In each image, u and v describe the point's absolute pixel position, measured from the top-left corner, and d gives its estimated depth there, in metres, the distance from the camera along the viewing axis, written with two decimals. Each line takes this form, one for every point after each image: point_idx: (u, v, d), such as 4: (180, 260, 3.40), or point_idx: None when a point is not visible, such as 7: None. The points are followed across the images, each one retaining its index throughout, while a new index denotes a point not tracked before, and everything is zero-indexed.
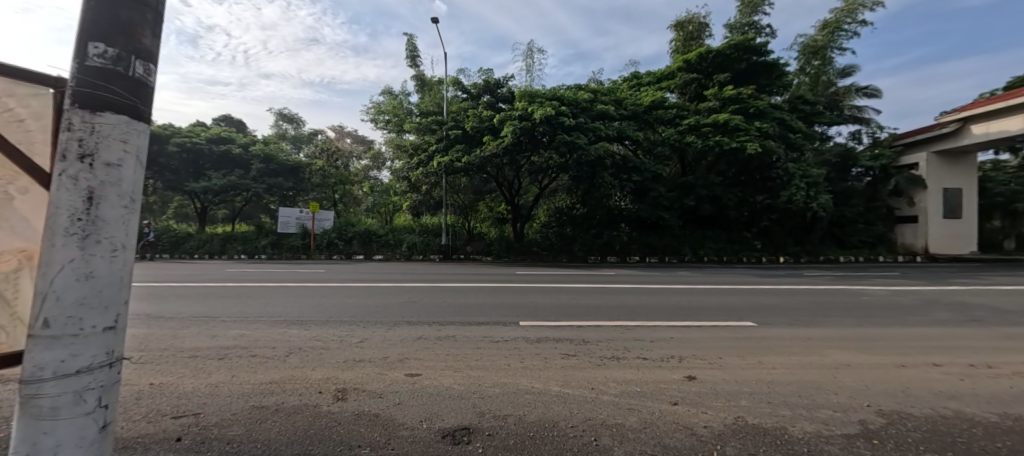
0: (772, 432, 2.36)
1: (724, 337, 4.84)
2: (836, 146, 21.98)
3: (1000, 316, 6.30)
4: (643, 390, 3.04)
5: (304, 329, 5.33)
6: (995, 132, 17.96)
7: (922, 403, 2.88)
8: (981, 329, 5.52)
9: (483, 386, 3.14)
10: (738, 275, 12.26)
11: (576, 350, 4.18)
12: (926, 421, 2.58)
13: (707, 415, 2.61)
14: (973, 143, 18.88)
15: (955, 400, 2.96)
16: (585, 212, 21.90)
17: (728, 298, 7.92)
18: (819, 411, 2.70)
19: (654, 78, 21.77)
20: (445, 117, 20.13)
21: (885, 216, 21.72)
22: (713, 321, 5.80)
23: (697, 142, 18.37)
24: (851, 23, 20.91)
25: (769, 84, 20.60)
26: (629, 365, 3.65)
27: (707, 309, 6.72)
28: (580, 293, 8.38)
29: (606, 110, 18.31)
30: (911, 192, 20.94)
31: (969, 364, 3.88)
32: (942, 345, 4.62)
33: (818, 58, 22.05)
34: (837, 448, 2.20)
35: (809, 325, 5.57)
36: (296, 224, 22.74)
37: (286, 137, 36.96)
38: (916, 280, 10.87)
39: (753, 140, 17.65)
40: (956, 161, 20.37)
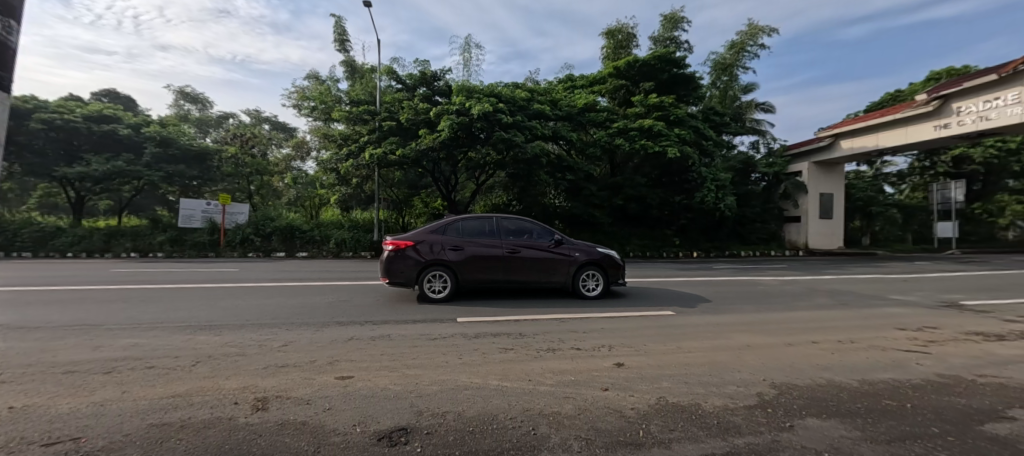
0: (688, 409, 2.62)
1: (649, 326, 5.25)
2: (740, 154, 24.82)
3: (860, 300, 7.62)
4: (577, 379, 3.19)
5: (215, 334, 4.77)
6: (857, 147, 21.47)
7: (805, 375, 3.39)
8: (845, 311, 6.64)
9: (420, 385, 3.07)
10: (660, 269, 13.33)
11: (514, 344, 4.25)
12: (807, 389, 3.05)
13: (633, 397, 2.82)
14: (842, 156, 22.43)
15: (827, 371, 3.54)
16: (521, 209, 22.31)
17: (651, 291, 8.58)
18: (726, 387, 3.06)
19: (587, 82, 22.86)
20: (378, 107, 19.25)
21: (777, 216, 25.04)
22: (639, 311, 6.26)
23: (625, 144, 19.58)
24: (753, 46, 23.71)
25: (686, 95, 22.62)
26: (563, 356, 3.81)
27: (634, 301, 7.23)
28: (517, 288, 8.52)
29: (542, 110, 18.77)
30: (796, 196, 24.38)
31: (838, 340, 4.65)
32: (818, 325, 5.48)
33: (727, 74, 24.68)
34: (741, 418, 2.51)
35: (719, 313, 6.26)
36: (201, 217, 20.39)
37: (189, 119, 32.62)
38: (799, 271, 12.72)
39: (673, 145, 19.24)
40: (829, 170, 24.09)
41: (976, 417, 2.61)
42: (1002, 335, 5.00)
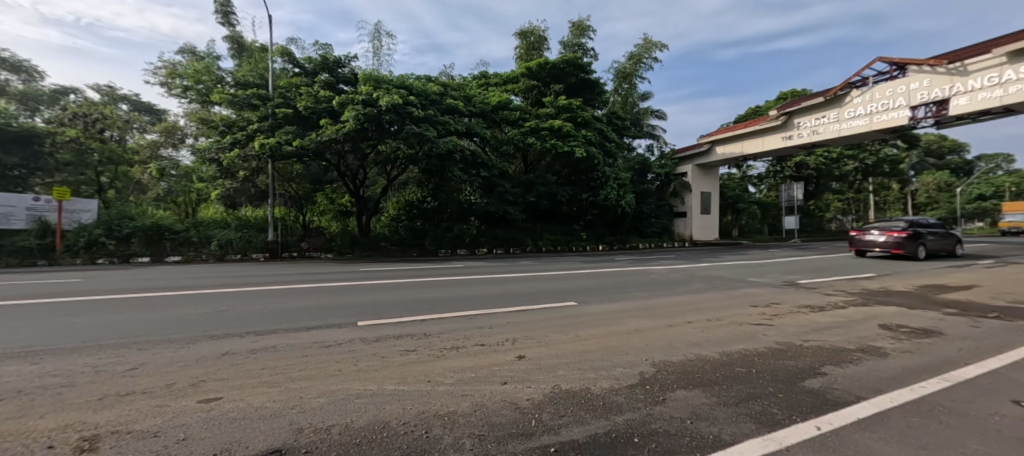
0: (579, 394, 2.78)
1: (551, 317, 5.50)
2: (637, 156, 27.35)
3: (727, 284, 8.93)
4: (476, 375, 3.18)
5: (32, 363, 3.79)
6: (728, 152, 25.05)
7: (678, 352, 3.84)
8: (715, 293, 7.73)
9: (305, 399, 2.78)
10: (568, 263, 14.10)
11: (417, 345, 4.11)
12: (678, 365, 3.45)
13: (530, 388, 2.90)
14: (717, 160, 26.00)
15: (696, 346, 4.06)
16: (435, 205, 21.90)
17: (558, 283, 9.04)
18: (614, 369, 3.32)
19: (500, 81, 23.23)
20: (271, 92, 17.29)
21: (667, 212, 28.19)
22: (544, 303, 6.54)
23: (536, 143, 20.28)
24: (648, 58, 26.24)
25: (592, 99, 24.19)
26: (466, 353, 3.79)
27: (541, 294, 7.54)
28: (428, 287, 8.31)
29: (455, 105, 18.55)
30: (682, 194, 27.69)
31: (707, 319, 5.38)
32: (693, 307, 6.29)
33: (627, 82, 26.98)
34: (624, 397, 2.73)
35: (614, 301, 6.83)
36: (25, 216, 16.31)
37: (6, 91, 25.70)
38: (683, 261, 14.48)
39: (580, 145, 20.43)
40: (708, 172, 27.79)
41: (800, 375, 3.20)
42: (821, 306, 6.26)
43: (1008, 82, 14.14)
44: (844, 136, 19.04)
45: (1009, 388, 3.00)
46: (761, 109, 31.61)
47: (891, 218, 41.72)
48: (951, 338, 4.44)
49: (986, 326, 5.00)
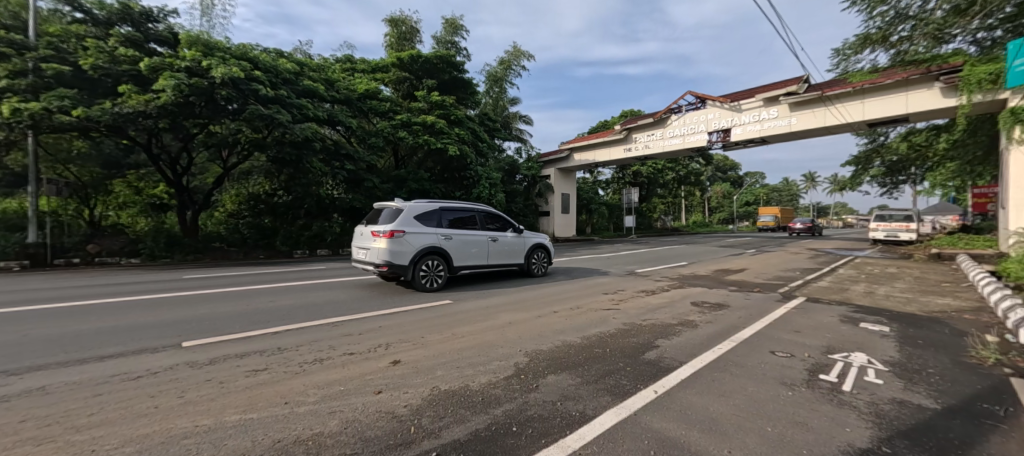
0: (458, 393, 2.77)
1: (426, 317, 5.37)
2: (507, 157, 28.72)
3: (583, 275, 10.09)
4: (346, 388, 2.90)
5: None
6: (583, 159, 28.27)
7: (547, 340, 4.17)
8: (574, 284, 8.66)
9: (101, 452, 2.10)
10: None
11: (269, 363, 3.53)
12: (547, 352, 3.75)
13: (407, 394, 2.77)
14: (574, 165, 29.10)
15: (561, 333, 4.48)
16: (289, 200, 19.18)
17: (432, 282, 8.88)
18: (490, 363, 3.41)
19: (368, 68, 21.74)
20: (34, 40, 12.70)
21: (534, 211, 30.42)
22: (418, 304, 6.35)
23: (408, 138, 19.50)
24: (516, 66, 27.82)
25: (465, 98, 24.42)
26: (333, 365, 3.42)
27: (414, 294, 7.31)
28: (280, 295, 7.21)
29: (315, 88, 16.51)
30: (546, 194, 30.19)
31: (569, 307, 5.99)
32: (556, 297, 6.93)
33: (498, 86, 28.10)
34: (500, 389, 2.84)
35: (487, 296, 7.05)
36: None
37: None
38: None
39: (453, 143, 20.40)
40: (567, 175, 30.94)
41: (641, 349, 3.82)
42: (652, 290, 7.58)
43: (764, 120, 19.42)
44: (667, 151, 23.39)
45: (766, 342, 4.16)
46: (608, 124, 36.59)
47: (695, 218, 53.29)
48: (733, 309, 5.90)
49: (753, 298, 6.81)
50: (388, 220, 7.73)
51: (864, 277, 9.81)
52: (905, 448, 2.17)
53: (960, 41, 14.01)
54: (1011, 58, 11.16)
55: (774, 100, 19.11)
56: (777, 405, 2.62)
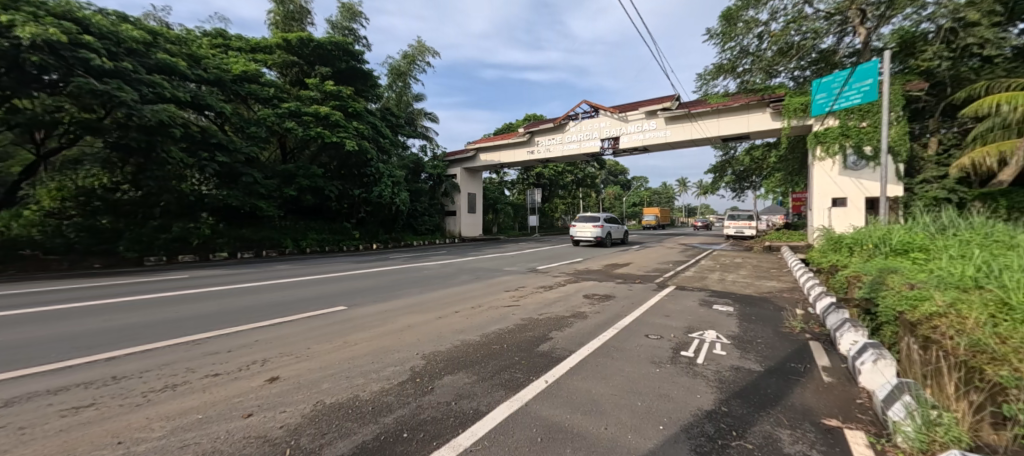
0: (345, 405, 2.58)
1: (315, 326, 4.92)
2: (412, 155, 27.73)
3: (487, 274, 10.24)
4: (206, 415, 2.50)
5: None
6: (488, 160, 28.67)
7: (446, 341, 4.13)
8: (477, 283, 8.75)
9: None
10: (338, 264, 12.95)
11: (98, 396, 2.87)
12: (446, 353, 3.72)
13: (284, 413, 2.50)
14: (480, 165, 29.31)
15: (461, 333, 4.48)
16: (139, 196, 15.88)
17: (324, 287, 8.16)
18: (384, 370, 3.27)
19: (246, 46, 19.08)
20: None
21: (440, 211, 29.90)
22: (306, 312, 5.77)
23: (297, 129, 17.57)
24: (421, 61, 27.02)
25: (365, 90, 22.88)
26: (190, 390, 2.91)
27: (301, 302, 6.62)
28: (121, 311, 5.91)
29: (174, 64, 13.91)
30: (452, 194, 29.90)
31: (471, 307, 6.02)
32: (459, 297, 6.92)
33: (401, 80, 26.93)
34: (393, 396, 2.73)
35: (386, 300, 6.72)
36: None
37: None
38: (453, 255, 15.71)
39: (350, 138, 18.97)
40: (473, 175, 31.06)
41: (536, 342, 4.02)
42: (550, 286, 8.03)
43: (646, 131, 21.91)
44: (565, 155, 24.98)
45: (642, 327, 4.71)
46: (512, 126, 37.74)
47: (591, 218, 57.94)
48: (618, 300, 6.57)
49: (634, 289, 7.66)
50: (589, 220, 19.60)
51: (719, 267, 11.72)
52: (736, 405, 2.66)
53: (783, 77, 18.12)
54: (814, 93, 14.42)
55: (653, 114, 21.61)
56: (647, 382, 2.98)
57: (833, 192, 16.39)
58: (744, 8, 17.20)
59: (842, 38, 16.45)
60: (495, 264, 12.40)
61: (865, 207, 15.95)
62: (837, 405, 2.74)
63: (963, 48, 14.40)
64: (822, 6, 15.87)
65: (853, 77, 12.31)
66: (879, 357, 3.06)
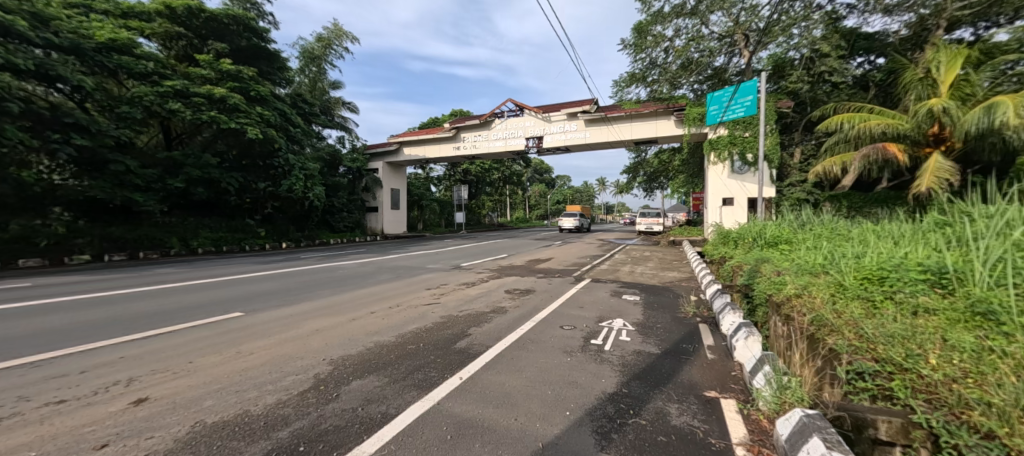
0: (232, 423, 2.31)
1: (202, 336, 4.33)
2: (328, 146, 25.72)
3: (409, 272, 9.91)
4: (42, 452, 2.06)
5: None
6: (413, 154, 27.71)
7: (357, 344, 3.91)
8: (398, 281, 8.43)
9: None
10: (238, 265, 11.56)
11: None
12: (356, 357, 3.51)
13: (151, 439, 2.16)
14: (404, 159, 28.20)
15: (375, 334, 4.27)
16: None
17: (218, 292, 7.23)
18: (284, 379, 2.99)
19: (115, 10, 16.06)
20: None
21: (360, 207, 28.16)
22: (192, 321, 5.06)
23: (185, 112, 15.25)
24: (337, 46, 25.13)
25: (271, 73, 20.60)
26: (22, 424, 2.38)
27: (187, 309, 5.78)
28: None
29: (10, 23, 11.21)
30: (374, 189, 28.35)
31: (388, 307, 5.78)
32: (376, 297, 6.60)
33: (315, 65, 24.78)
34: (291, 407, 2.50)
35: (294, 303, 6.17)
36: None
37: None
38: (373, 254, 14.92)
39: (253, 125, 16.99)
40: (397, 170, 29.80)
41: (453, 340, 3.99)
42: (472, 282, 8.03)
43: (567, 132, 22.89)
44: (491, 152, 25.10)
45: (558, 319, 4.93)
46: (438, 121, 36.94)
47: (518, 215, 59.14)
48: (537, 294, 6.79)
49: (554, 283, 7.98)
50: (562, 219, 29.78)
51: (630, 260, 12.70)
52: (635, 386, 2.90)
53: (685, 89, 20.17)
54: (709, 105, 16.32)
55: (574, 116, 22.61)
56: (558, 371, 3.12)
57: (724, 193, 18.69)
58: (653, 23, 18.80)
59: (731, 58, 18.74)
60: (419, 262, 12.05)
61: (747, 206, 18.42)
62: (716, 379, 3.13)
63: (819, 74, 17.28)
64: (715, 28, 17.92)
65: (738, 93, 14.14)
66: (749, 334, 3.56)
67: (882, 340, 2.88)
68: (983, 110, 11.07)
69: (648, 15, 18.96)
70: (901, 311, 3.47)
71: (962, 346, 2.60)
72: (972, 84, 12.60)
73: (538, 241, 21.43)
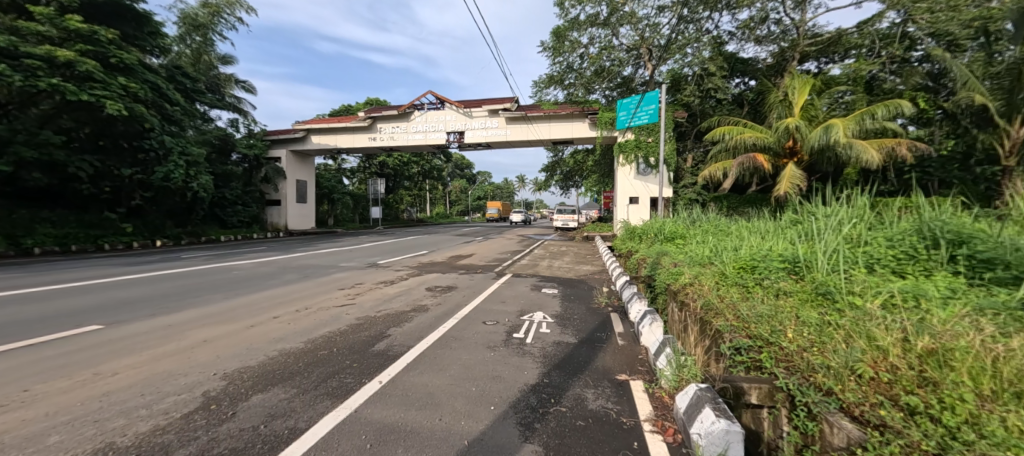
0: None
1: (43, 357, 3.49)
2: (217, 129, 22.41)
3: (319, 271, 9.12)
4: None
5: None
6: (322, 143, 25.48)
7: (257, 354, 3.50)
8: (306, 282, 7.71)
9: None
10: (94, 268, 9.52)
11: None
12: (257, 368, 3.13)
13: None
14: (312, 148, 25.81)
15: (279, 342, 3.85)
16: None
17: (66, 301, 5.88)
18: (163, 401, 2.55)
19: None
20: None
21: (258, 199, 25.10)
22: (27, 339, 4.04)
23: (13, 76, 12.08)
24: (229, 16, 21.96)
25: (140, 39, 17.24)
26: None
27: (18, 325, 4.60)
28: None
29: None
30: (275, 180, 25.48)
31: (295, 310, 5.25)
32: (279, 300, 5.95)
33: (199, 34, 21.35)
34: (175, 433, 2.15)
35: (174, 311, 5.28)
36: None
37: None
38: (275, 252, 13.43)
39: (116, 99, 14.12)
40: (303, 160, 27.17)
41: (371, 342, 3.77)
42: (391, 281, 7.68)
43: (488, 128, 23.03)
44: (411, 145, 24.19)
45: (480, 315, 4.94)
46: (351, 109, 34.46)
47: (438, 211, 58.03)
48: (459, 290, 6.73)
49: (476, 279, 7.98)
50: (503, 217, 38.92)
51: (548, 255, 13.25)
52: (555, 375, 3.04)
53: (598, 94, 21.60)
54: (619, 111, 17.67)
55: (495, 113, 22.79)
56: (481, 367, 3.13)
57: (630, 192, 20.44)
58: (570, 29, 19.73)
59: (637, 69, 20.49)
60: (331, 260, 11.16)
61: (649, 204, 20.39)
62: (626, 363, 3.42)
63: (707, 90, 19.74)
64: (624, 40, 19.40)
65: (643, 102, 15.55)
66: (653, 320, 3.95)
67: (753, 319, 3.41)
68: (822, 129, 13.73)
69: (565, 20, 19.83)
70: (766, 294, 4.15)
71: (810, 321, 3.19)
72: (815, 108, 15.56)
73: (460, 237, 21.27)
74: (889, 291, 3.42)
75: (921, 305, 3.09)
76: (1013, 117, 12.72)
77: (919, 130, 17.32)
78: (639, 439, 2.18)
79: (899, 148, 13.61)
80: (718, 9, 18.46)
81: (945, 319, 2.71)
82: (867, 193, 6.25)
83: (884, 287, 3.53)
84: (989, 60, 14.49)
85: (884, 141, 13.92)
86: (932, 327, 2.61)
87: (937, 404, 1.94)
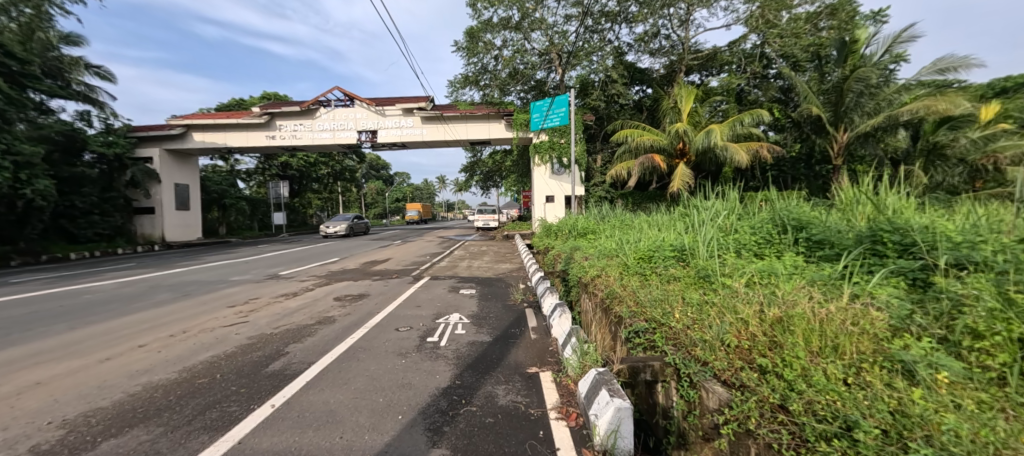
0: None
1: None
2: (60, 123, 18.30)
3: (203, 288, 7.95)
4: None
5: None
6: (208, 140, 22.32)
7: (113, 391, 2.93)
8: (185, 301, 6.65)
9: None
10: None
11: None
12: (111, 408, 2.63)
13: None
14: (194, 147, 22.45)
15: (145, 374, 3.28)
16: None
17: None
18: None
19: None
20: None
21: (123, 207, 21.09)
22: None
23: None
24: None
25: None
26: None
27: None
28: None
29: None
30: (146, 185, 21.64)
31: (169, 335, 4.51)
32: (149, 325, 5.06)
33: None
34: None
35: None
36: None
37: None
38: (146, 269, 11.36)
39: None
40: (182, 161, 23.53)
41: (263, 363, 3.40)
42: (293, 293, 7.01)
43: (403, 128, 22.21)
44: (316, 143, 22.34)
45: (393, 322, 4.73)
46: (243, 103, 30.68)
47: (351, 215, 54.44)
48: (371, 298, 6.38)
49: (390, 284, 7.64)
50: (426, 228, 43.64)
51: (468, 255, 13.20)
52: (468, 375, 3.04)
53: (513, 96, 22.11)
54: (533, 113, 18.24)
55: (409, 112, 22.05)
56: (392, 376, 3.00)
57: (547, 191, 21.29)
58: (483, 31, 19.86)
59: (549, 73, 21.37)
60: (222, 274, 9.80)
61: (564, 202, 21.45)
62: (537, 356, 3.55)
63: (611, 96, 21.35)
64: (535, 44, 20.12)
65: (554, 104, 16.28)
66: (562, 313, 4.15)
67: (647, 304, 3.78)
68: (704, 134, 15.84)
69: (478, 22, 19.93)
70: (660, 280, 4.63)
71: (692, 302, 3.63)
72: (699, 115, 17.77)
73: (377, 241, 20.22)
74: (751, 271, 4.04)
75: (772, 281, 3.71)
76: (838, 125, 15.83)
77: (776, 135, 20.68)
78: (544, 428, 2.28)
79: (762, 150, 16.10)
80: (618, 21, 20.06)
81: (788, 291, 3.27)
82: (737, 188, 7.29)
83: (746, 268, 4.16)
84: (820, 79, 17.83)
85: (751, 145, 16.39)
86: (780, 298, 3.14)
87: (780, 362, 2.34)
